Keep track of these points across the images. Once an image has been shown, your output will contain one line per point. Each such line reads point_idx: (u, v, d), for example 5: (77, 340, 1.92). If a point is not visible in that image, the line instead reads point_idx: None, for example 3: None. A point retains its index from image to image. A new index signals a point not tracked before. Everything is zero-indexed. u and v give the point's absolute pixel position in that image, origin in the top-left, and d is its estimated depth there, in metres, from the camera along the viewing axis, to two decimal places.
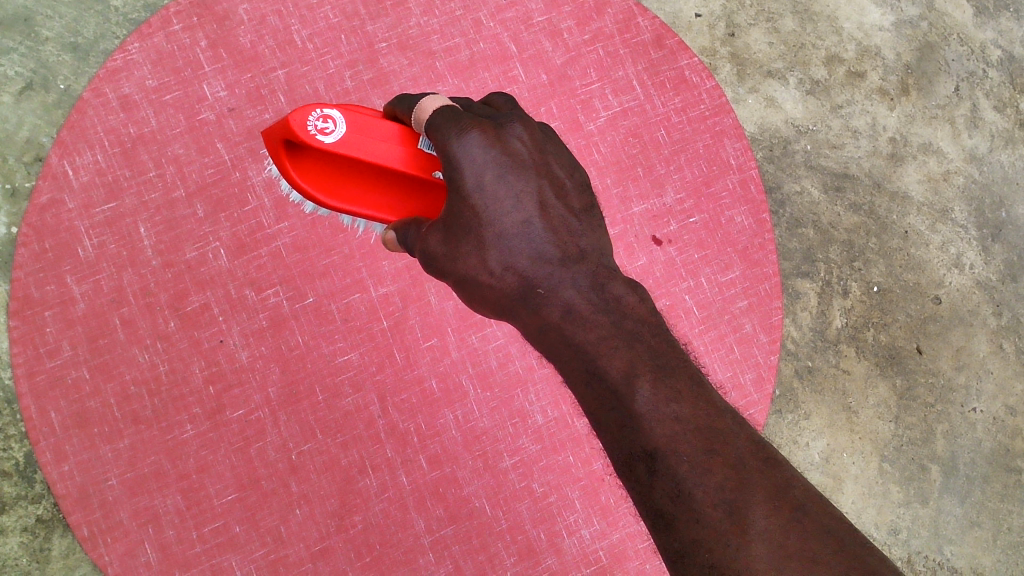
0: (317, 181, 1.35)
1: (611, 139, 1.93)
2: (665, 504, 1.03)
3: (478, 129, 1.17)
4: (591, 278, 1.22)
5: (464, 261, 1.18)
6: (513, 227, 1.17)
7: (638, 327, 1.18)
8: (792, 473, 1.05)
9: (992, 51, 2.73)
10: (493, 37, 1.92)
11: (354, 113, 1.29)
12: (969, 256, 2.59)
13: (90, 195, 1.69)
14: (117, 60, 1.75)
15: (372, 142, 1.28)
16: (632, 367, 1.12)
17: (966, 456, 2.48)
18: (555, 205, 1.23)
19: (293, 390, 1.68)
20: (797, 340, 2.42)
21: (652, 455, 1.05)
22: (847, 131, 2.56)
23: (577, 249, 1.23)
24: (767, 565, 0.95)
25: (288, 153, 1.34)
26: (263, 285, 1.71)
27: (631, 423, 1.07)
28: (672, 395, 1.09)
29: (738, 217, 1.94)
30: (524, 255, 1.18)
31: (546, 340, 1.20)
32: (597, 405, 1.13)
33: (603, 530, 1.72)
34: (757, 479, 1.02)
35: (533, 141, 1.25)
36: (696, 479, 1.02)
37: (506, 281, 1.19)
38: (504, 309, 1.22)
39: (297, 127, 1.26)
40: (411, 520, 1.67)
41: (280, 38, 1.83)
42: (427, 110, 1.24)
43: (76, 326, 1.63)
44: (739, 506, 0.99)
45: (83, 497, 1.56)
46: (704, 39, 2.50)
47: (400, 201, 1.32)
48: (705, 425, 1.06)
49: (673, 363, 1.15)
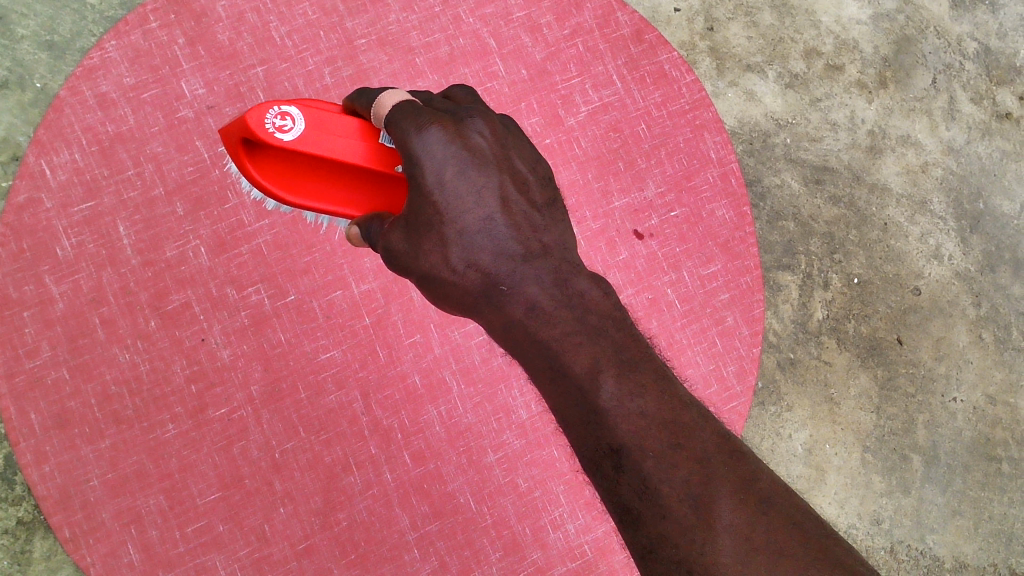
0: (276, 179, 1.34)
1: (591, 134, 1.93)
2: (632, 500, 1.05)
3: (438, 125, 1.17)
4: (553, 273, 1.22)
5: (426, 257, 1.17)
6: (476, 223, 1.17)
7: (603, 322, 1.19)
8: (756, 466, 1.08)
9: (968, 44, 2.75)
10: (472, 33, 1.92)
11: (312, 110, 1.28)
12: (948, 247, 2.61)
13: (68, 194, 1.67)
14: (94, 58, 1.74)
15: (332, 139, 1.28)
16: (597, 364, 1.14)
17: (947, 446, 2.50)
18: (517, 200, 1.23)
19: (276, 389, 1.67)
20: (779, 333, 2.43)
21: (618, 451, 1.08)
22: (826, 124, 2.58)
23: (540, 245, 1.23)
24: (733, 559, 0.98)
25: (247, 151, 1.33)
26: (244, 283, 1.70)
27: (597, 419, 1.10)
28: (637, 390, 1.11)
29: (719, 211, 1.95)
30: (499, 248, 1.19)
31: (510, 336, 1.21)
32: (563, 402, 1.15)
33: (588, 524, 1.72)
34: (722, 472, 1.05)
35: (494, 136, 1.25)
36: (661, 475, 1.04)
37: (469, 278, 1.18)
38: (467, 307, 1.22)
39: (254, 126, 1.25)
40: (396, 517, 1.66)
41: (258, 35, 1.82)
42: (386, 105, 1.23)
43: (56, 326, 1.61)
44: (704, 500, 1.02)
45: (65, 499, 1.55)
46: (683, 33, 2.51)
47: (362, 195, 1.32)
48: (670, 419, 1.09)
49: (638, 357, 1.16)
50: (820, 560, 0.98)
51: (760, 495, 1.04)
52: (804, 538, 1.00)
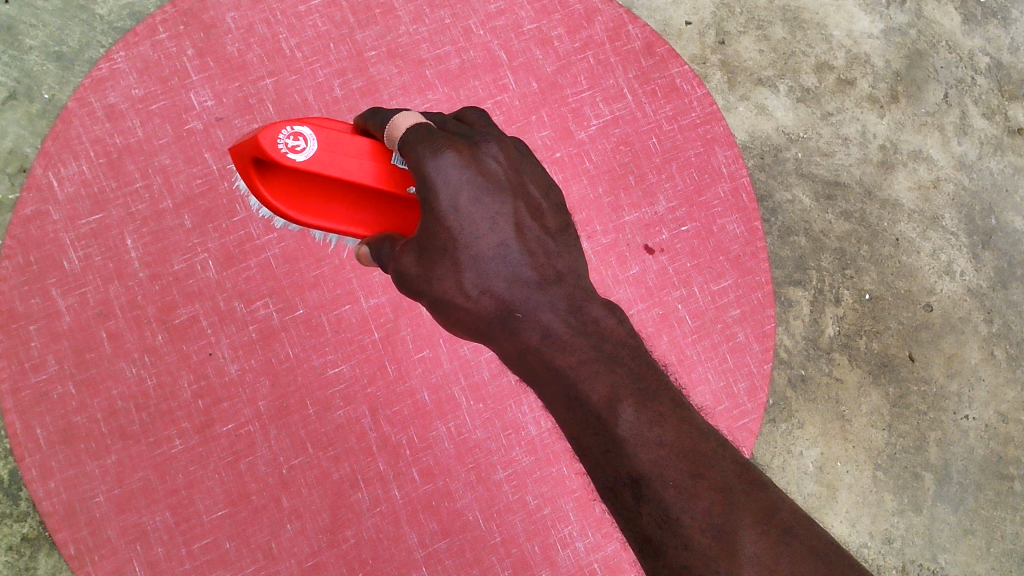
0: (287, 198, 1.32)
1: (602, 147, 1.91)
2: (653, 530, 1.02)
3: (455, 150, 1.15)
4: (568, 300, 1.20)
5: (439, 283, 1.15)
6: (491, 249, 1.16)
7: (618, 350, 1.17)
8: (777, 495, 1.05)
9: (980, 59, 2.74)
10: (483, 45, 1.91)
11: (325, 130, 1.27)
12: (960, 263, 2.59)
13: (75, 207, 1.66)
14: (102, 69, 1.72)
15: (344, 159, 1.26)
16: (614, 391, 1.10)
17: (959, 464, 2.48)
18: (531, 227, 1.22)
19: (283, 404, 1.65)
20: (790, 349, 2.42)
21: (637, 480, 1.04)
22: (838, 139, 2.57)
23: (554, 271, 1.22)
24: None
25: (257, 171, 1.31)
26: (252, 297, 1.69)
27: (615, 448, 1.06)
28: (655, 418, 1.08)
29: (730, 226, 1.94)
30: (513, 273, 1.17)
31: (524, 364, 1.17)
32: (580, 429, 1.11)
33: (598, 542, 1.70)
34: (744, 502, 1.02)
35: (509, 160, 1.24)
36: (682, 504, 1.01)
37: (483, 304, 1.16)
38: (481, 332, 1.19)
39: (268, 146, 1.23)
40: (405, 534, 1.65)
41: (268, 46, 1.80)
42: (401, 127, 1.22)
43: (62, 340, 1.60)
44: (726, 530, 0.99)
45: (70, 515, 1.53)
46: (694, 47, 2.50)
47: (371, 215, 1.31)
48: (690, 447, 1.05)
49: (654, 385, 1.13)
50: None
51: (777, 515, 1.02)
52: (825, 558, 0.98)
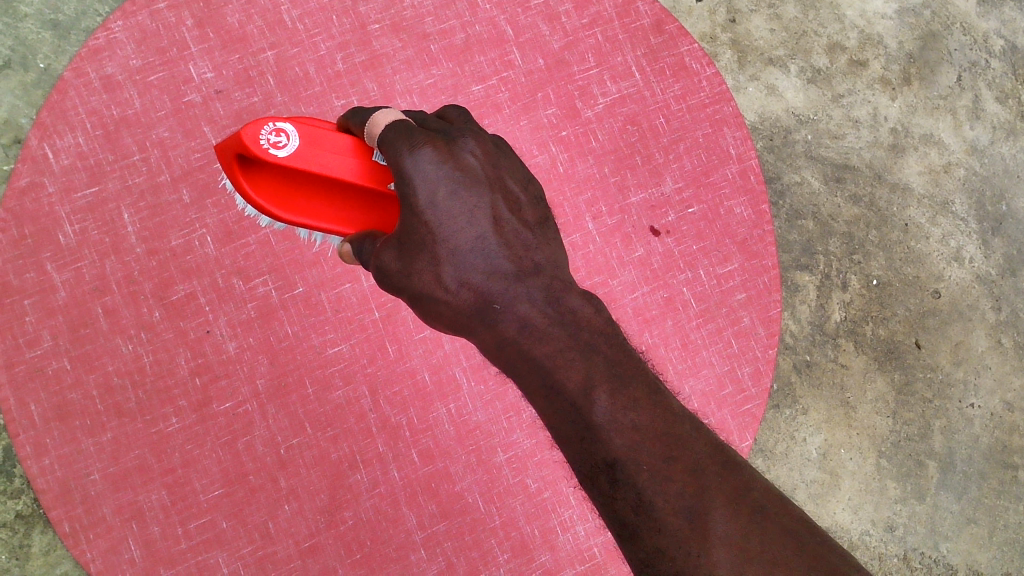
0: (270, 196, 1.28)
1: (608, 126, 1.88)
2: (629, 514, 1.02)
3: (431, 146, 1.14)
4: (546, 291, 1.16)
5: (419, 276, 1.12)
6: (469, 243, 1.13)
7: (595, 337, 1.14)
8: (748, 476, 1.06)
9: (994, 41, 2.69)
10: (489, 20, 1.87)
11: (307, 126, 1.24)
12: (969, 250, 2.56)
13: (71, 179, 1.62)
14: (99, 38, 1.68)
15: (327, 156, 1.23)
16: (589, 378, 1.09)
17: (964, 452, 2.47)
18: (508, 219, 1.19)
19: (282, 382, 1.63)
20: (795, 334, 2.40)
21: (613, 466, 1.04)
22: (848, 121, 2.53)
23: (532, 264, 1.18)
24: (729, 570, 0.97)
25: (241, 168, 1.27)
26: (251, 274, 1.66)
27: (591, 434, 1.06)
28: (630, 404, 1.07)
29: (737, 208, 1.90)
30: (493, 267, 1.14)
31: (503, 356, 1.15)
32: (556, 418, 1.10)
33: (598, 526, 1.68)
34: (715, 483, 1.03)
35: (486, 156, 1.22)
36: (656, 488, 1.02)
37: (463, 296, 1.13)
38: (460, 326, 1.16)
39: (250, 142, 1.20)
40: (403, 517, 1.63)
41: (269, 17, 1.76)
42: (380, 124, 1.19)
43: (57, 315, 1.57)
44: (699, 512, 1.00)
45: (65, 493, 1.51)
46: (704, 24, 2.45)
47: (356, 212, 1.27)
48: (664, 431, 1.06)
49: (630, 371, 1.12)
50: (814, 570, 0.98)
51: (753, 505, 1.03)
52: (798, 548, 1.00)
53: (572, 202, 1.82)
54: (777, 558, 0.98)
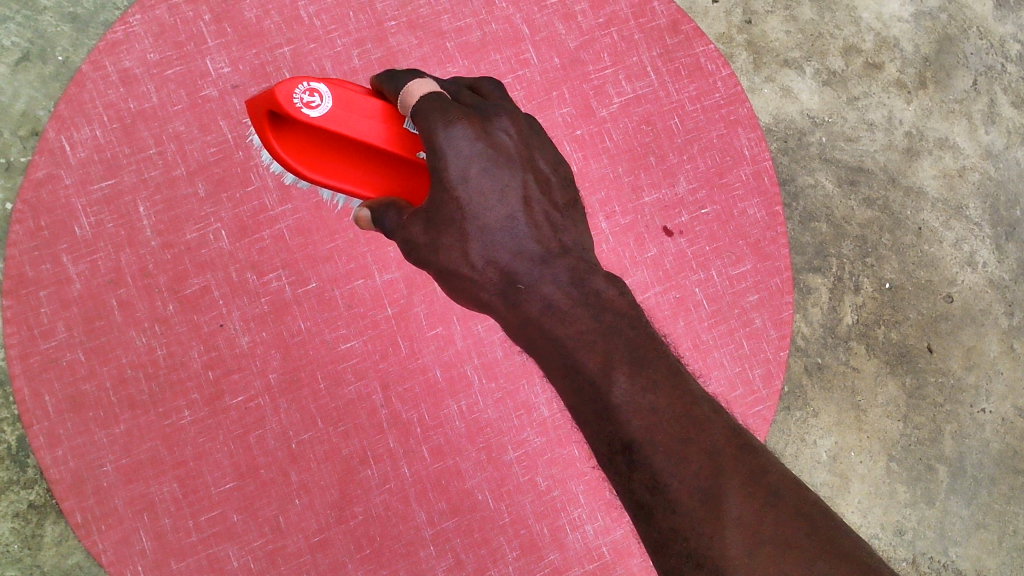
0: (298, 155, 1.30)
1: (623, 126, 1.88)
2: (644, 495, 1.02)
3: (466, 122, 1.15)
4: (571, 272, 1.18)
5: (445, 251, 1.14)
6: (498, 222, 1.15)
7: (618, 320, 1.15)
8: (767, 460, 1.05)
9: (1011, 45, 2.68)
10: (504, 18, 1.87)
11: (340, 88, 1.24)
12: (982, 254, 2.56)
13: (88, 171, 1.63)
14: (118, 32, 1.69)
15: (357, 119, 1.23)
16: (609, 359, 1.10)
17: (974, 457, 2.46)
18: (538, 200, 1.21)
19: (294, 377, 1.64)
20: (807, 336, 2.39)
21: (629, 446, 1.04)
22: (863, 124, 2.52)
23: (559, 246, 1.20)
24: (741, 553, 0.95)
25: (273, 126, 1.29)
26: (265, 269, 1.66)
27: (608, 414, 1.06)
28: (648, 385, 1.07)
29: (750, 210, 1.90)
30: (518, 247, 1.16)
31: (525, 334, 1.16)
32: (576, 398, 1.11)
33: (607, 525, 1.69)
34: (732, 466, 1.02)
35: (519, 135, 1.23)
36: (671, 469, 1.01)
37: (488, 274, 1.15)
38: (483, 303, 1.18)
39: (283, 100, 1.21)
40: (413, 513, 1.63)
41: (287, 13, 1.77)
42: (414, 94, 1.21)
43: (71, 307, 1.58)
44: (713, 494, 0.99)
45: (77, 484, 1.52)
46: (721, 25, 2.45)
47: (380, 178, 1.27)
48: (681, 413, 1.05)
49: (652, 354, 1.13)
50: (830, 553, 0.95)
51: (769, 488, 1.01)
52: (813, 531, 0.98)
53: (586, 200, 1.82)
54: (794, 542, 0.96)
